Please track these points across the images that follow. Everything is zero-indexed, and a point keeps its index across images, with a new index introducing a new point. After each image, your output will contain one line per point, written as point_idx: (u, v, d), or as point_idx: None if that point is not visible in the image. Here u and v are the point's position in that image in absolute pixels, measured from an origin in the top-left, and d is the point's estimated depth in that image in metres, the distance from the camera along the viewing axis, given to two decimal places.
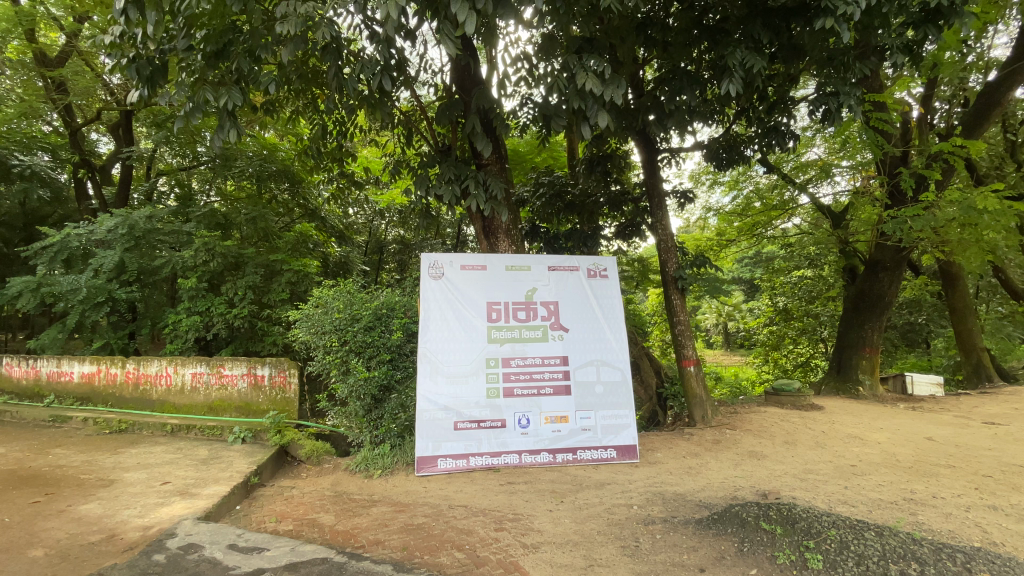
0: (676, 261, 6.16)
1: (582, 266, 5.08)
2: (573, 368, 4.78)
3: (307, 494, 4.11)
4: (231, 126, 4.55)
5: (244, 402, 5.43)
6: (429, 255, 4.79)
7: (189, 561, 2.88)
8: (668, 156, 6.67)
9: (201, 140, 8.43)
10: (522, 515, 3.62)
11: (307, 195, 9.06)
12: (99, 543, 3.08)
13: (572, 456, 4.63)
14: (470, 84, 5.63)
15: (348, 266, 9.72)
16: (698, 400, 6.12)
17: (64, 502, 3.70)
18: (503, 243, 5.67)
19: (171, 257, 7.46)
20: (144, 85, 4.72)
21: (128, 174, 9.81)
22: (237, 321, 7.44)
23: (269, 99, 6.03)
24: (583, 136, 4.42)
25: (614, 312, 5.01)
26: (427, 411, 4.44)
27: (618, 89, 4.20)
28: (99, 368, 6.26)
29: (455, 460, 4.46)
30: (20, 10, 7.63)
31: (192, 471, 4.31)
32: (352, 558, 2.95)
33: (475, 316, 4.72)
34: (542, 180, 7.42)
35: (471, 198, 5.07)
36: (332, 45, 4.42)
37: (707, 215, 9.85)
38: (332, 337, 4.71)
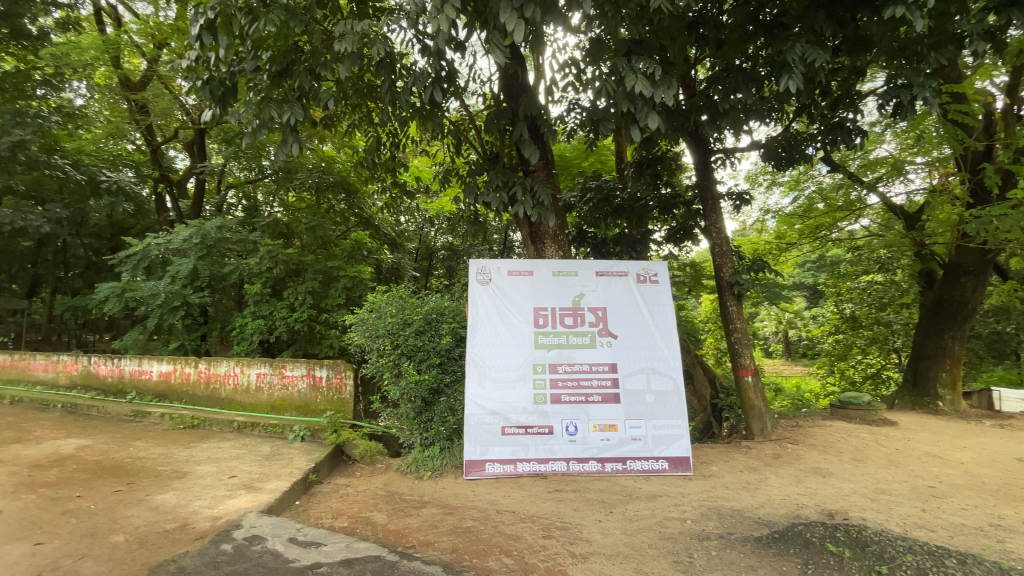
0: (731, 266, 5.93)
1: (631, 271, 4.97)
2: (622, 375, 4.67)
3: (361, 493, 4.24)
4: (294, 140, 4.81)
5: (304, 402, 5.68)
6: (477, 260, 4.86)
7: (253, 552, 3.04)
8: (722, 156, 6.44)
9: (265, 155, 8.95)
10: (571, 524, 3.57)
11: (361, 205, 9.46)
12: (173, 531, 3.31)
13: (621, 466, 4.52)
14: (517, 91, 5.68)
15: (399, 272, 9.98)
16: (757, 412, 5.81)
17: (143, 491, 4.01)
18: (551, 248, 5.66)
19: (238, 264, 7.99)
20: (217, 104, 5.02)
21: (201, 187, 10.57)
22: (297, 324, 7.84)
23: (327, 115, 6.34)
24: (632, 140, 4.34)
25: (665, 318, 4.86)
26: (475, 414, 4.49)
27: (669, 90, 4.09)
28: (174, 368, 6.73)
29: (503, 465, 4.47)
30: (107, 39, 8.30)
31: (257, 467, 4.56)
32: (403, 558, 3.01)
33: (522, 322, 4.73)
34: (589, 185, 7.34)
35: (519, 205, 5.09)
36: (386, 61, 4.62)
37: (765, 218, 9.40)
38: (384, 341, 4.86)
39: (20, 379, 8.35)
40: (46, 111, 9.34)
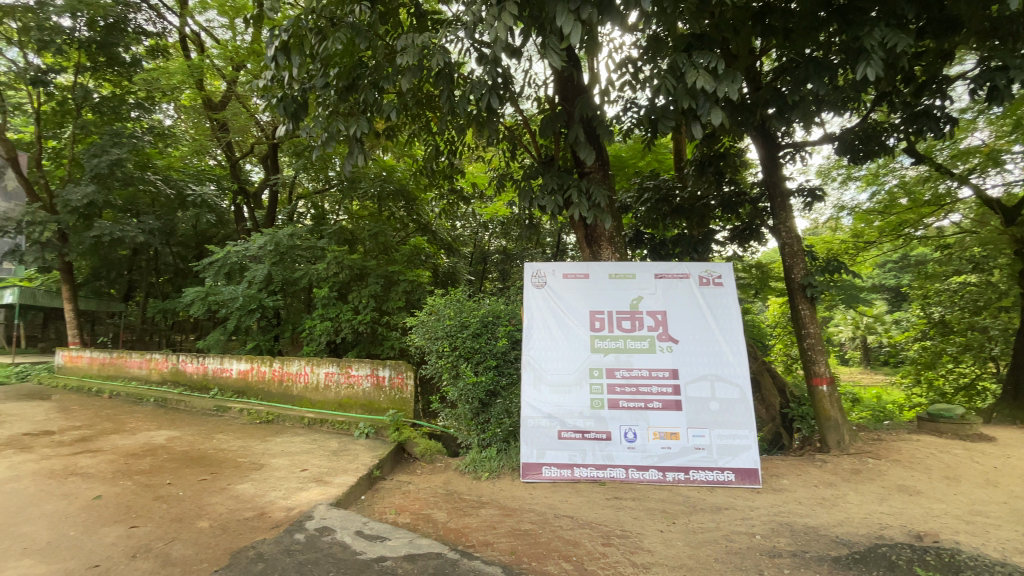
0: (803, 268, 5.61)
1: (693, 273, 4.75)
2: (684, 382, 4.48)
3: (421, 491, 4.36)
4: (359, 151, 5.04)
5: (368, 400, 5.92)
6: (531, 263, 4.87)
7: (324, 542, 3.20)
8: (792, 151, 6.09)
9: (332, 166, 9.44)
10: (631, 533, 3.49)
11: (420, 211, 9.76)
12: (252, 519, 3.54)
13: (683, 476, 4.36)
14: (573, 93, 5.65)
15: (456, 276, 10.18)
16: (834, 424, 5.41)
17: (225, 481, 4.32)
18: (607, 251, 5.56)
19: (308, 270, 8.43)
20: (290, 120, 5.27)
21: (274, 199, 11.30)
22: (361, 326, 8.22)
23: (390, 126, 6.57)
24: (694, 137, 4.19)
25: (731, 323, 4.61)
26: (531, 417, 4.52)
27: (734, 84, 3.92)
28: (251, 366, 7.21)
29: (560, 470, 4.45)
30: (191, 64, 8.92)
31: (325, 461, 4.79)
32: (464, 556, 3.06)
33: (578, 325, 4.68)
34: (646, 185, 7.16)
35: (575, 207, 5.01)
36: (445, 71, 4.76)
37: (840, 215, 8.78)
38: (443, 342, 4.99)
39: (119, 374, 9.23)
40: (139, 133, 10.47)
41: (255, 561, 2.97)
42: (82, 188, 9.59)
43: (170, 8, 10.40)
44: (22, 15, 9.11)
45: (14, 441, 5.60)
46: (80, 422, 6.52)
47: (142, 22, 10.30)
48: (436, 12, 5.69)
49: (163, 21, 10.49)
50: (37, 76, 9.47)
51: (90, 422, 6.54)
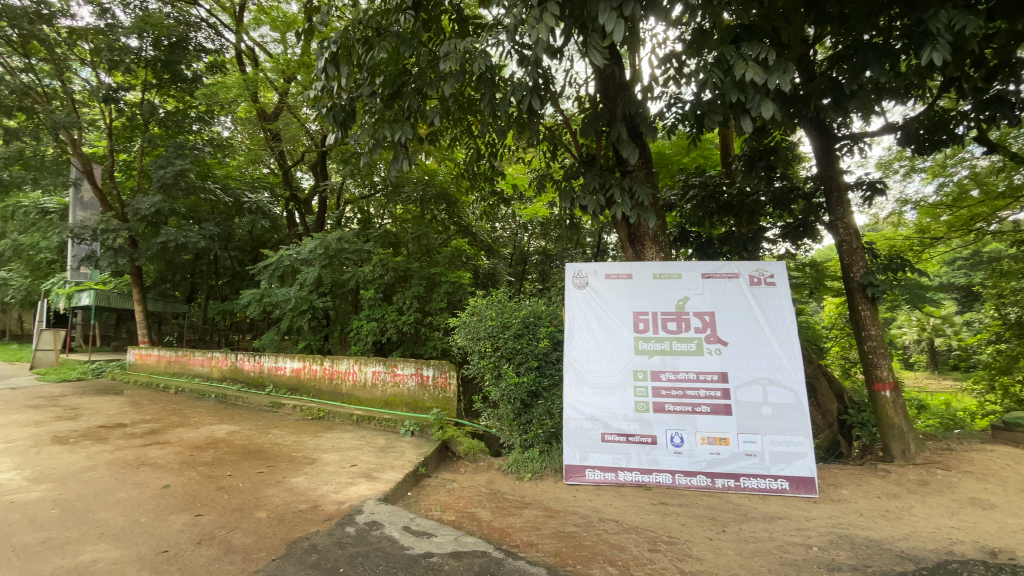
0: (863, 266, 5.31)
1: (743, 272, 4.55)
2: (734, 386, 4.32)
3: (465, 489, 4.42)
4: (404, 156, 5.18)
5: (413, 399, 6.08)
6: (573, 264, 4.84)
7: (373, 536, 3.31)
8: (849, 143, 5.77)
9: (377, 172, 9.74)
10: (679, 539, 3.40)
11: (461, 214, 9.93)
12: (306, 512, 3.70)
13: (733, 483, 4.22)
14: (615, 91, 5.57)
15: (496, 277, 10.24)
16: (898, 432, 5.10)
17: (280, 474, 4.53)
18: (651, 250, 5.45)
19: (355, 272, 8.74)
20: (338, 128, 5.47)
21: (323, 204, 11.76)
22: (405, 326, 8.46)
23: (433, 131, 6.71)
24: (743, 132, 4.04)
25: (785, 325, 4.38)
26: (574, 419, 4.51)
27: (786, 75, 3.74)
28: (303, 365, 7.52)
29: (603, 473, 4.41)
30: (247, 78, 9.38)
31: (373, 457, 4.94)
32: (509, 556, 3.08)
33: (622, 327, 4.61)
34: (692, 182, 6.99)
35: (617, 207, 4.91)
36: (487, 75, 4.82)
37: (903, 209, 8.25)
38: (485, 343, 5.03)
39: (184, 372, 9.86)
40: (200, 144, 11.16)
41: (309, 551, 3.09)
42: (150, 198, 10.31)
43: (227, 26, 11.03)
44: (96, 38, 9.89)
45: (93, 433, 6.09)
46: (150, 416, 7.00)
47: (202, 40, 10.96)
48: (476, 17, 5.78)
49: (220, 38, 11.14)
50: (109, 93, 10.23)
51: (158, 416, 7.02)
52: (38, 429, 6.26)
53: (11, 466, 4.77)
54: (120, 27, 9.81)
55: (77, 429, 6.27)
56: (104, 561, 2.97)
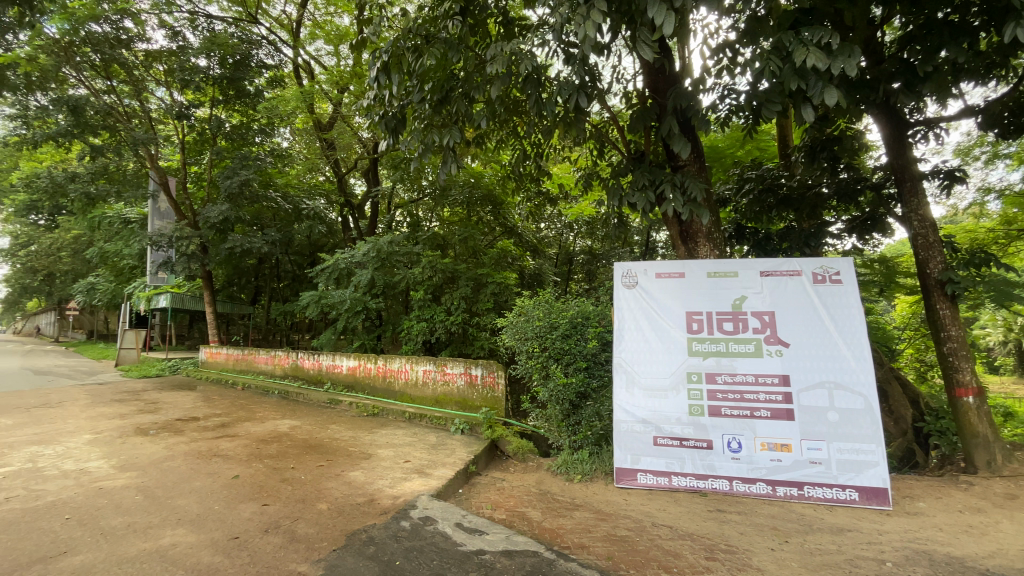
0: (942, 261, 4.93)
1: (806, 269, 4.29)
2: (796, 390, 4.10)
3: (515, 488, 4.44)
4: (452, 160, 5.28)
5: (463, 398, 6.21)
6: (622, 263, 4.76)
7: (427, 531, 3.39)
8: (923, 129, 5.35)
9: (425, 176, 10.00)
10: (737, 548, 3.27)
11: (506, 215, 10.04)
12: (363, 505, 3.84)
13: (796, 492, 4.01)
14: (665, 84, 5.44)
15: (542, 277, 10.19)
16: (982, 441, 4.67)
17: (338, 468, 4.73)
18: (705, 248, 5.27)
19: (406, 274, 9.00)
20: (390, 135, 5.66)
21: (375, 210, 12.16)
22: (453, 326, 8.62)
23: (480, 134, 6.78)
24: (805, 121, 3.83)
25: (853, 325, 4.11)
26: (625, 422, 4.44)
27: (852, 58, 3.52)
28: (358, 363, 7.82)
29: (656, 477, 4.32)
30: (304, 91, 9.80)
31: (425, 454, 5.06)
32: (560, 557, 3.08)
33: (674, 327, 4.48)
34: (748, 175, 6.70)
35: (668, 203, 4.77)
36: (533, 75, 4.81)
37: (986, 199, 7.57)
38: (532, 343, 5.04)
39: (249, 369, 10.48)
40: (262, 155, 11.87)
41: (367, 544, 3.21)
42: (219, 207, 11.06)
43: (285, 42, 11.61)
44: (169, 59, 10.69)
45: (170, 425, 6.60)
46: (220, 411, 7.49)
47: (263, 57, 11.62)
48: (522, 18, 5.80)
49: (279, 54, 11.77)
50: (181, 111, 11.08)
51: (228, 410, 7.50)
52: (124, 421, 6.84)
53: (101, 455, 5.23)
54: (190, 48, 10.59)
55: (156, 422, 6.80)
56: (182, 545, 3.21)
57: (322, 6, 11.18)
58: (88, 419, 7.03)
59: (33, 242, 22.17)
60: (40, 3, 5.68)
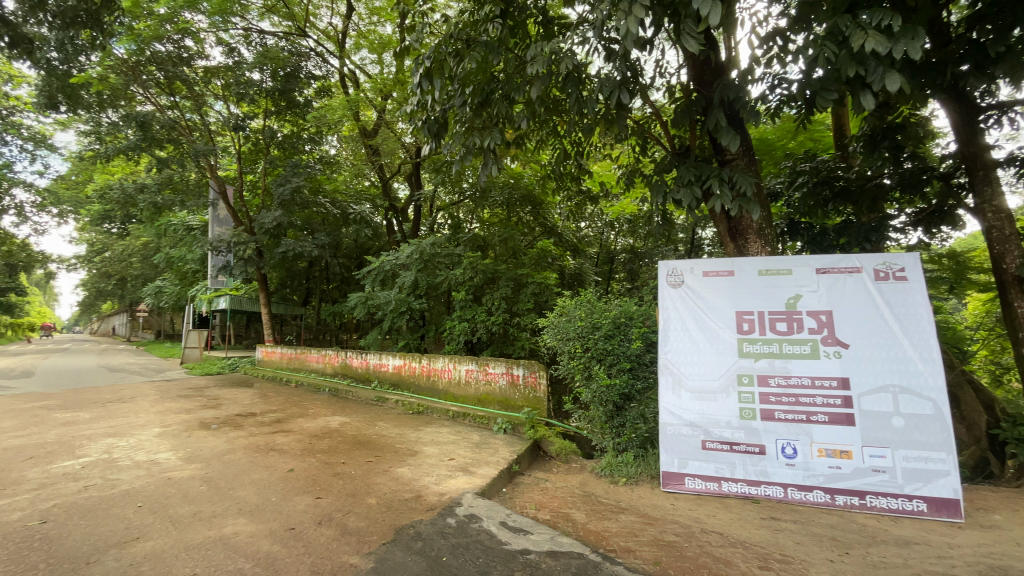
0: (1020, 255, 4.53)
1: (866, 266, 4.04)
2: (857, 394, 3.87)
3: (559, 489, 4.43)
4: (493, 161, 5.31)
5: (505, 397, 6.25)
6: (667, 262, 4.65)
7: (472, 528, 3.44)
8: (997, 114, 4.94)
9: (465, 179, 10.17)
10: (793, 558, 3.13)
11: (546, 215, 10.04)
12: (411, 501, 3.93)
13: (857, 501, 3.80)
14: (710, 77, 5.28)
15: (582, 277, 10.06)
16: None
17: (386, 464, 4.87)
18: (755, 244, 5.08)
19: (448, 275, 9.14)
20: (432, 139, 5.78)
21: (418, 213, 12.43)
22: (494, 327, 8.69)
23: (520, 135, 6.80)
24: (864, 109, 3.61)
25: (920, 325, 3.83)
26: (671, 425, 4.34)
27: (916, 40, 3.28)
28: (404, 362, 8.02)
29: (705, 482, 4.20)
30: (350, 99, 10.10)
31: (469, 453, 5.13)
32: (606, 560, 3.04)
33: (723, 327, 4.33)
34: (801, 168, 6.37)
35: (715, 199, 4.61)
36: (574, 74, 4.76)
37: None
38: (575, 344, 4.99)
39: (301, 368, 10.95)
40: (311, 163, 12.39)
41: (415, 539, 3.29)
42: (272, 213, 11.63)
43: (332, 52, 12.04)
44: (226, 74, 11.29)
45: (231, 420, 6.99)
46: (275, 407, 7.87)
47: (312, 68, 12.11)
48: (561, 16, 5.78)
49: (326, 64, 12.24)
50: (237, 123, 11.73)
51: (282, 407, 7.87)
52: (189, 416, 7.30)
53: (170, 448, 5.61)
54: (245, 63, 11.14)
55: (218, 417, 7.22)
56: (243, 534, 3.39)
57: (366, 16, 11.53)
58: (158, 413, 7.55)
59: (108, 249, 23.99)
60: (111, 26, 6.09)
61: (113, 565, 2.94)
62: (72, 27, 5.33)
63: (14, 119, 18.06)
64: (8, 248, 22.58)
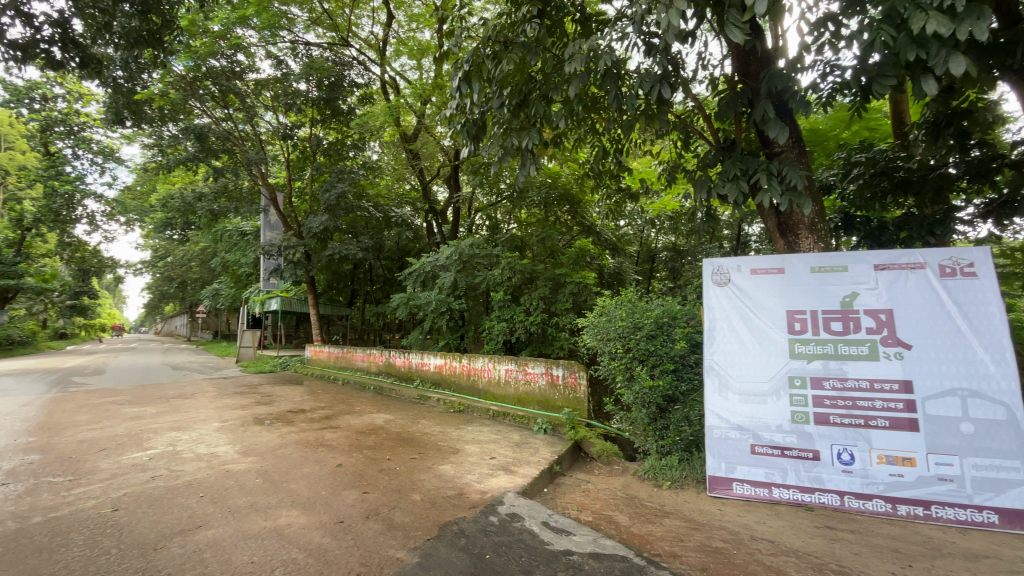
0: None
1: (931, 261, 3.76)
2: (920, 397, 3.63)
3: (601, 491, 4.38)
4: (531, 161, 5.31)
5: (545, 398, 6.26)
6: (712, 260, 4.51)
7: (515, 527, 3.46)
8: None
9: (503, 180, 10.27)
10: (852, 570, 2.98)
11: (584, 214, 9.98)
12: (454, 498, 4.00)
13: (921, 511, 3.57)
14: (757, 68, 5.09)
15: (622, 276, 9.91)
16: None
17: (429, 461, 4.97)
18: (808, 240, 4.86)
19: (486, 276, 9.23)
20: (471, 142, 5.85)
21: (457, 215, 12.62)
22: (533, 327, 8.70)
23: (558, 134, 6.79)
24: (927, 94, 3.38)
25: (991, 323, 3.54)
26: (718, 428, 4.23)
27: (984, 19, 3.04)
28: (445, 361, 8.16)
29: (754, 487, 4.06)
30: (390, 106, 10.35)
31: (510, 452, 5.16)
32: (651, 564, 2.99)
33: (773, 327, 4.16)
34: (856, 158, 6.03)
35: (763, 194, 4.42)
36: (612, 70, 4.68)
37: None
38: (616, 344, 4.92)
39: (348, 366, 11.34)
40: (355, 169, 12.83)
41: (459, 536, 3.34)
42: (319, 218, 12.12)
43: (373, 60, 12.38)
44: (275, 86, 11.81)
45: (283, 416, 7.32)
46: (323, 404, 8.19)
47: (354, 76, 12.49)
48: (599, 13, 5.73)
49: (368, 72, 12.59)
50: (286, 132, 12.28)
51: (330, 404, 8.18)
52: (245, 412, 7.71)
53: (228, 442, 5.93)
54: (292, 74, 11.63)
55: (271, 413, 7.58)
56: (296, 525, 3.54)
57: (405, 23, 11.78)
58: (216, 409, 8.00)
59: (170, 254, 25.63)
60: (170, 45, 6.50)
61: (178, 552, 3.15)
62: (137, 47, 5.71)
63: (85, 135, 19.60)
64: (82, 255, 24.52)
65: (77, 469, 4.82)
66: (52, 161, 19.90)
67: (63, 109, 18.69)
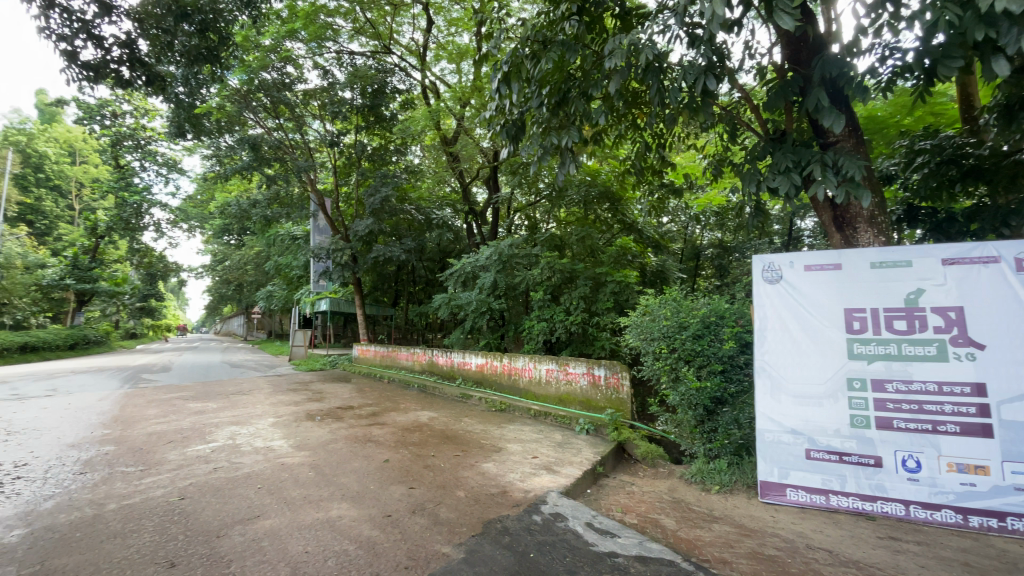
0: None
1: (1008, 254, 3.45)
2: (995, 402, 3.36)
3: (646, 494, 4.31)
4: (570, 160, 5.27)
5: (587, 398, 6.21)
6: (762, 256, 4.33)
7: (559, 527, 3.46)
8: None
9: (542, 179, 10.26)
10: None
11: (625, 211, 9.83)
12: (497, 496, 4.04)
13: (997, 524, 3.32)
14: (809, 55, 4.86)
15: (665, 274, 9.68)
16: None
17: (472, 459, 5.04)
18: (866, 234, 4.60)
19: (526, 275, 9.24)
20: (510, 142, 5.88)
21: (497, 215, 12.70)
22: (573, 326, 8.64)
23: (598, 131, 6.73)
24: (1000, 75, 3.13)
25: None
26: (770, 431, 4.07)
27: None
28: (487, 361, 8.24)
29: (810, 494, 3.88)
30: (431, 109, 10.54)
31: (552, 452, 5.16)
32: (699, 569, 2.92)
33: (829, 327, 3.94)
34: (920, 146, 5.63)
35: (817, 186, 4.21)
36: (654, 64, 4.58)
37: None
38: (660, 344, 4.82)
39: (393, 365, 11.67)
40: (397, 173, 13.16)
41: (503, 533, 3.37)
42: (365, 221, 12.53)
43: (414, 66, 12.64)
44: (322, 95, 12.28)
45: (332, 413, 7.61)
46: (369, 402, 8.45)
47: (396, 83, 12.81)
48: (639, 6, 5.63)
49: (409, 78, 12.86)
50: (332, 139, 12.75)
51: (376, 401, 8.44)
52: (297, 408, 8.06)
53: (282, 436, 6.23)
54: (337, 83, 12.06)
55: (321, 409, 7.90)
56: (347, 518, 3.68)
57: (445, 27, 11.96)
58: (271, 405, 8.41)
59: (228, 259, 27.12)
60: (226, 60, 6.87)
61: (238, 539, 3.35)
62: (196, 63, 6.07)
63: (151, 148, 21.02)
64: (150, 260, 26.33)
65: (148, 459, 5.20)
66: (122, 173, 21.44)
67: (131, 124, 20.12)
